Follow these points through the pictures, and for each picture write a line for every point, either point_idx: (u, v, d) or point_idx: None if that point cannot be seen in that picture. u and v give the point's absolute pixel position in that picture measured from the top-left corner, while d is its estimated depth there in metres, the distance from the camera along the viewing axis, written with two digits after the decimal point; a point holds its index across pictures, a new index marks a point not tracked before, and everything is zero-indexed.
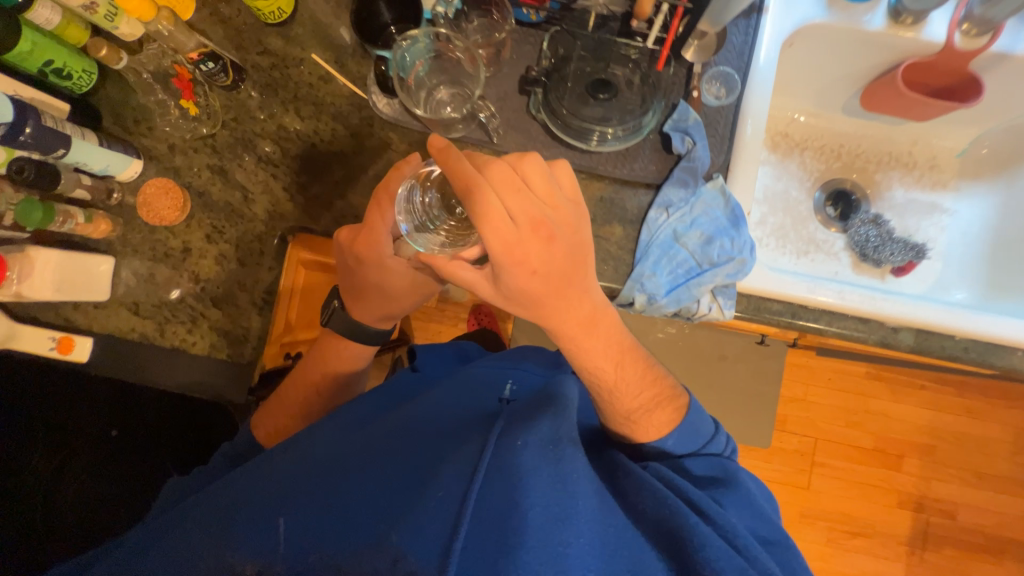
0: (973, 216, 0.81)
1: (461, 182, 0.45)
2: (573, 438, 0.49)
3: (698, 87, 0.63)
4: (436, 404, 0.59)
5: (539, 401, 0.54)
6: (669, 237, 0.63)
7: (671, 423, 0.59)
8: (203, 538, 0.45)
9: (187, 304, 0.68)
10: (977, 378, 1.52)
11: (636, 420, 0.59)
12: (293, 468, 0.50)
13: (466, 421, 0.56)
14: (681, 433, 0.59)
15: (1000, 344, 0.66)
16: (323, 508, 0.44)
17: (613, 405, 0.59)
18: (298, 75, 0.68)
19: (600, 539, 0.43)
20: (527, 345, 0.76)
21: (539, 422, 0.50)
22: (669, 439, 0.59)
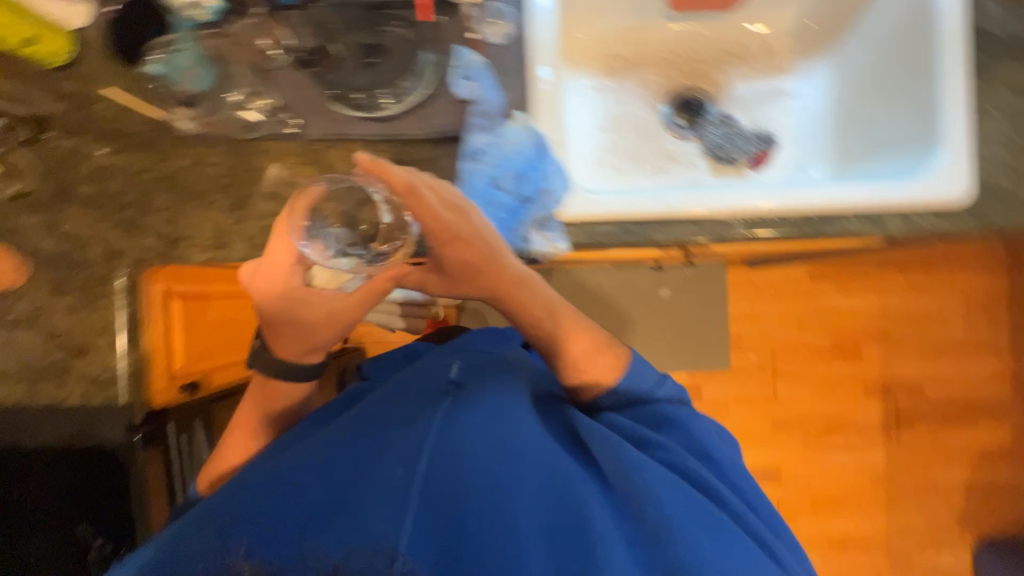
0: (813, 94, 0.81)
1: (399, 185, 0.54)
2: (517, 419, 0.56)
3: (475, 29, 0.64)
4: (388, 394, 0.63)
5: (485, 387, 0.60)
6: (485, 183, 0.63)
7: (617, 370, 0.66)
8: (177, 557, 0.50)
9: (51, 361, 0.68)
10: (914, 253, 1.53)
11: (584, 367, 0.66)
12: (261, 471, 0.56)
13: (416, 398, 0.61)
14: (631, 375, 0.66)
15: (830, 213, 0.64)
16: (285, 509, 0.50)
17: (567, 357, 0.66)
18: (101, 113, 0.69)
19: (542, 505, 0.51)
20: (473, 331, 0.83)
21: (483, 409, 0.57)
22: (620, 382, 0.65)
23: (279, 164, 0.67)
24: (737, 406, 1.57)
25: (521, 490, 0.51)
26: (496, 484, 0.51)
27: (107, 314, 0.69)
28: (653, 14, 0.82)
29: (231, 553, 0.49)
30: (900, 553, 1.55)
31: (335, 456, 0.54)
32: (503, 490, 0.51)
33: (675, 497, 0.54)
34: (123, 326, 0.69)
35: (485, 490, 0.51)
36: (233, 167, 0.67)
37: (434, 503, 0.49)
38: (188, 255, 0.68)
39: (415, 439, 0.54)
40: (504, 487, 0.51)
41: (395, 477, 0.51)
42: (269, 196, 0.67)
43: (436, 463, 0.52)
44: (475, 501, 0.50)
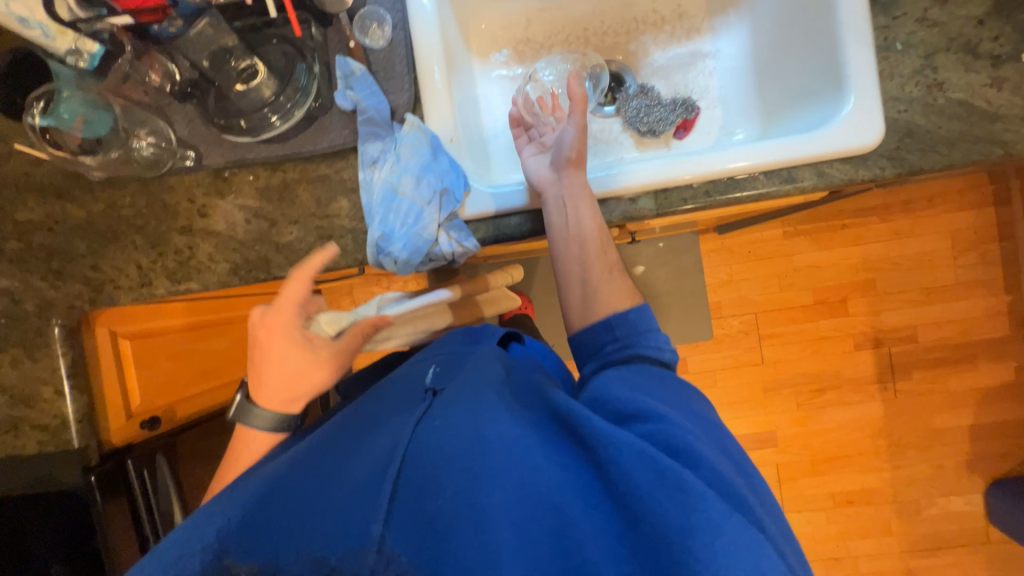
0: (734, 50, 0.78)
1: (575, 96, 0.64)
2: (490, 406, 0.51)
3: (354, 36, 0.63)
4: (366, 404, 0.61)
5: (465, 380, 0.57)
6: (386, 191, 0.62)
7: (633, 297, 0.62)
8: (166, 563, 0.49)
9: (2, 414, 0.71)
10: (891, 198, 1.47)
11: (605, 289, 0.62)
12: (237, 484, 0.53)
13: (399, 404, 0.59)
14: (636, 315, 0.60)
15: (739, 177, 0.62)
16: (254, 521, 0.48)
17: (595, 265, 0.62)
18: (12, 169, 0.70)
19: (517, 493, 0.45)
20: (451, 331, 0.79)
21: (456, 402, 0.53)
22: (631, 316, 0.60)
23: (190, 198, 0.68)
24: (724, 374, 1.55)
25: (495, 475, 0.45)
26: (464, 472, 0.46)
27: (49, 364, 0.71)
28: None
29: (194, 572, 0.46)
30: (909, 505, 1.52)
31: (308, 465, 0.52)
32: (478, 479, 0.45)
33: (665, 472, 0.43)
34: (65, 374, 0.71)
35: (456, 480, 0.46)
36: (145, 207, 0.68)
37: (409, 499, 0.46)
38: (116, 298, 0.69)
39: (389, 440, 0.51)
40: (472, 473, 0.46)
41: (365, 480, 0.48)
42: (182, 231, 0.68)
43: (410, 461, 0.48)
44: (440, 496, 0.45)
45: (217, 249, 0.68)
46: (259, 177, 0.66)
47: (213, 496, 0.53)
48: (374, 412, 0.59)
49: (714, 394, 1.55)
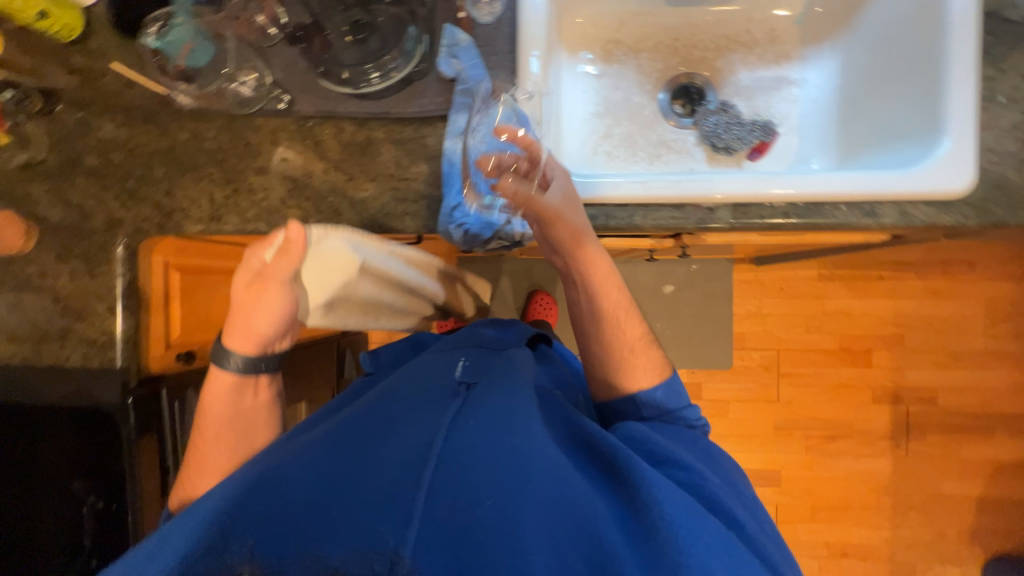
0: (821, 82, 0.78)
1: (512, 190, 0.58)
2: (528, 416, 0.54)
3: (465, 8, 0.64)
4: (390, 392, 0.61)
5: (497, 388, 0.58)
6: (469, 163, 0.63)
7: (661, 374, 0.65)
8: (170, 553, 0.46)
9: (55, 322, 0.72)
10: (934, 257, 1.47)
11: (630, 359, 0.65)
12: (259, 467, 0.53)
13: (425, 398, 0.58)
14: (665, 387, 0.64)
15: (820, 203, 0.62)
16: (282, 513, 0.48)
17: (619, 335, 0.66)
18: (105, 86, 0.71)
19: (556, 510, 0.47)
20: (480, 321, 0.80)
21: (491, 406, 0.55)
22: (658, 390, 0.64)
23: (273, 141, 0.68)
24: (737, 405, 1.53)
25: (533, 496, 0.47)
26: (503, 483, 0.48)
27: (106, 282, 0.72)
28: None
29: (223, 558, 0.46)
30: (903, 567, 1.50)
31: (334, 452, 0.52)
32: (516, 492, 0.47)
33: (696, 516, 0.48)
34: (120, 293, 0.72)
35: (494, 492, 0.47)
36: (227, 144, 0.69)
37: (441, 505, 0.46)
38: (183, 227, 0.70)
39: (424, 437, 0.51)
40: (512, 486, 0.47)
41: (397, 477, 0.48)
42: (259, 171, 0.69)
43: (445, 466, 0.48)
44: (479, 507, 0.46)
45: (289, 194, 0.68)
46: (344, 131, 0.67)
47: (232, 481, 0.52)
48: (397, 400, 0.59)
49: (725, 424, 1.54)
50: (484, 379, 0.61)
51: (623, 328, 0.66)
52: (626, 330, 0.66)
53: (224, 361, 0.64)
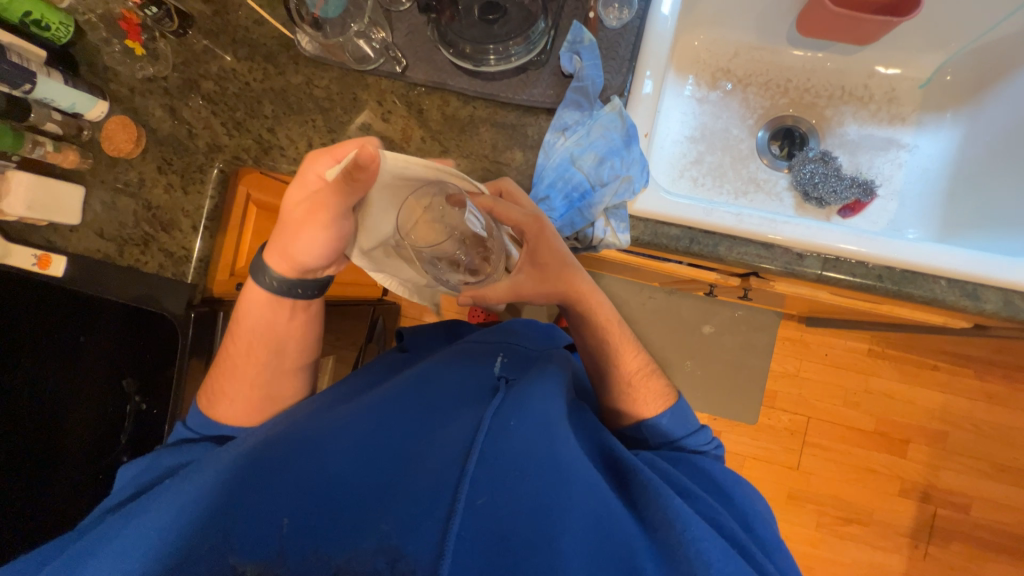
0: (934, 152, 0.75)
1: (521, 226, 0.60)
2: (566, 429, 0.54)
3: (596, 9, 0.64)
4: (426, 378, 0.62)
5: (536, 390, 0.58)
6: (565, 159, 0.63)
7: (664, 402, 0.65)
8: (211, 503, 0.47)
9: (142, 227, 0.76)
10: (998, 360, 1.39)
11: (635, 387, 0.65)
12: (298, 435, 0.53)
13: (464, 394, 0.59)
14: (673, 415, 0.63)
15: (917, 272, 0.60)
16: (318, 490, 0.47)
17: (613, 371, 0.66)
18: (236, 19, 0.75)
19: (590, 530, 0.47)
20: (519, 319, 0.78)
21: (532, 408, 0.54)
22: (663, 418, 0.63)
23: (379, 101, 0.70)
24: (753, 464, 1.47)
25: (571, 510, 0.47)
26: (542, 493, 0.47)
27: (196, 200, 0.76)
28: (777, 37, 0.78)
29: (235, 548, 0.44)
30: None
31: (376, 433, 0.52)
32: (554, 502, 0.47)
33: (724, 555, 0.47)
34: (206, 214, 0.76)
35: (536, 501, 0.47)
36: (337, 95, 0.71)
37: (480, 507, 0.45)
38: (277, 164, 0.73)
39: (464, 432, 0.51)
40: (550, 498, 0.47)
41: (438, 469, 0.48)
42: (361, 127, 0.70)
43: (486, 462, 0.48)
44: (517, 512, 0.46)
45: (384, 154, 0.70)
46: (449, 105, 0.68)
47: (274, 439, 0.54)
48: (435, 389, 0.60)
49: None
50: (522, 378, 0.61)
51: (618, 363, 0.66)
52: (617, 367, 0.66)
53: (260, 276, 0.65)
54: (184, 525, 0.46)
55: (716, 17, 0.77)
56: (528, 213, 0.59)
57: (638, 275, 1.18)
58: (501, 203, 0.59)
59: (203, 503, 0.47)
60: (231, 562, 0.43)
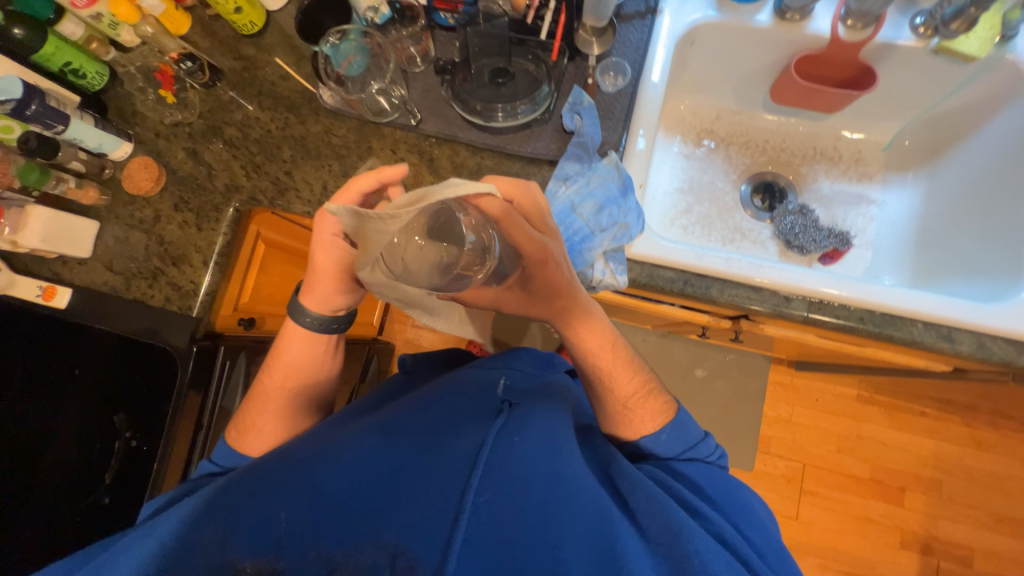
0: (901, 207, 0.82)
1: (530, 248, 0.55)
2: (568, 444, 0.56)
3: (593, 76, 0.72)
4: (433, 392, 0.64)
5: (539, 409, 0.61)
6: (566, 207, 0.68)
7: (663, 418, 0.64)
8: (225, 510, 0.50)
9: (152, 262, 0.78)
10: (980, 406, 1.42)
11: (631, 408, 0.64)
12: (306, 449, 0.55)
13: (470, 408, 0.61)
14: (673, 427, 0.63)
15: (897, 315, 0.63)
16: (326, 499, 0.49)
17: (607, 395, 0.65)
18: (264, 75, 0.81)
19: (590, 543, 0.48)
20: (522, 349, 0.77)
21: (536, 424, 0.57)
22: (664, 433, 0.62)
23: (393, 149, 0.75)
24: None
25: (571, 523, 0.48)
26: (544, 504, 0.49)
27: (209, 237, 0.78)
28: (754, 104, 0.87)
29: (237, 548, 0.47)
30: None
31: (383, 444, 0.55)
32: (554, 515, 0.48)
33: (727, 567, 0.47)
34: (218, 250, 0.78)
35: (537, 512, 0.48)
36: (353, 143, 0.76)
37: (483, 516, 0.47)
38: (292, 205, 0.76)
39: (470, 445, 0.54)
40: (551, 511, 0.49)
41: (444, 481, 0.50)
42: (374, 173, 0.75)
43: (490, 474, 0.50)
44: (519, 523, 0.47)
45: None
46: (458, 155, 0.74)
47: (285, 452, 0.56)
48: (441, 402, 0.62)
49: None
50: (527, 400, 0.63)
51: (613, 388, 0.65)
52: (611, 390, 0.65)
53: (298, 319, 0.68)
54: (196, 534, 0.48)
55: (699, 86, 0.86)
56: (534, 235, 0.55)
57: (632, 317, 1.21)
58: (511, 214, 0.54)
59: (214, 514, 0.49)
60: (235, 561, 0.46)
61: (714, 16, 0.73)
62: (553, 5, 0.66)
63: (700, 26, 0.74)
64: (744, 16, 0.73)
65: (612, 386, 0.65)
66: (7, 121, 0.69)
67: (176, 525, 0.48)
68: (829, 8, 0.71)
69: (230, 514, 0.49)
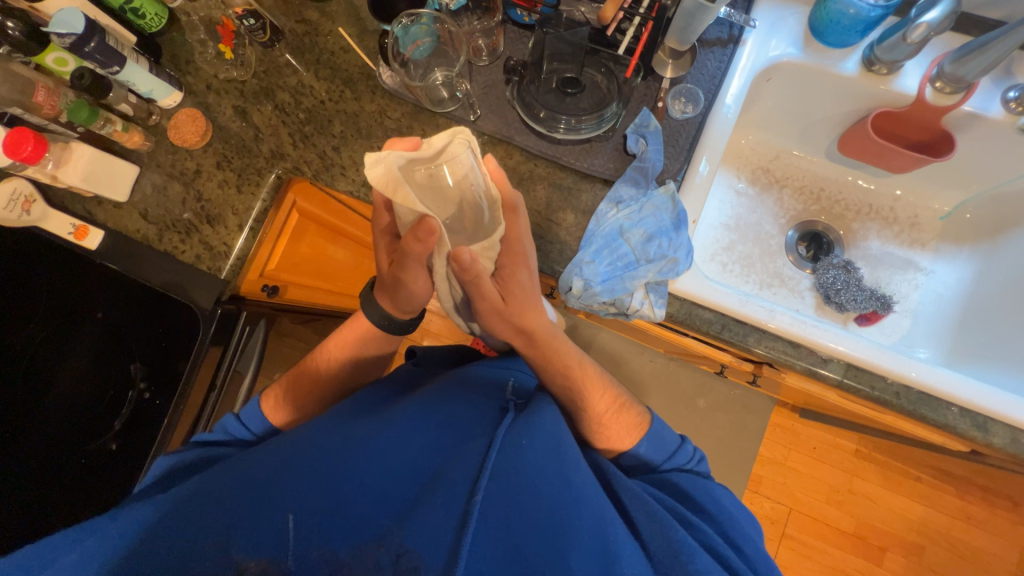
0: (949, 279, 0.80)
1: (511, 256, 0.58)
2: (573, 448, 0.55)
3: (664, 99, 0.70)
4: (436, 391, 0.64)
5: (537, 407, 0.60)
6: (614, 231, 0.66)
7: (638, 432, 0.64)
8: (236, 496, 0.49)
9: (188, 217, 0.76)
10: (979, 482, 1.41)
11: (607, 424, 0.64)
12: (315, 440, 0.55)
13: (475, 409, 0.61)
14: (650, 440, 0.63)
15: (934, 396, 0.62)
16: (333, 498, 0.48)
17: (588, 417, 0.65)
18: (324, 44, 0.79)
19: (601, 549, 0.47)
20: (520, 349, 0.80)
21: (541, 424, 0.56)
22: (641, 447, 0.63)
23: None
24: None
25: (580, 529, 0.48)
26: (554, 510, 0.49)
27: (247, 200, 0.77)
28: (817, 150, 0.84)
29: (239, 546, 0.45)
30: None
31: (393, 441, 0.54)
32: (563, 522, 0.48)
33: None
34: (255, 215, 0.77)
35: (545, 520, 0.48)
36: (406, 128, 0.74)
37: (490, 521, 0.47)
38: (335, 182, 0.74)
39: (476, 447, 0.53)
40: (562, 515, 0.48)
41: (451, 482, 0.49)
42: None
43: (498, 476, 0.50)
44: (526, 529, 0.47)
45: None
46: (512, 158, 0.71)
47: (294, 441, 0.56)
48: (446, 403, 0.61)
49: None
50: (530, 401, 0.63)
51: (586, 406, 0.65)
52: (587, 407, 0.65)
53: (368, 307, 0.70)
54: (201, 530, 0.47)
55: (765, 124, 0.83)
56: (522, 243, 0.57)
57: (647, 340, 1.19)
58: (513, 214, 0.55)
59: (223, 502, 0.49)
60: (234, 560, 0.45)
61: (797, 55, 0.71)
62: (637, 21, 0.65)
63: (782, 63, 0.71)
64: (830, 60, 0.70)
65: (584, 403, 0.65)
66: (61, 53, 0.68)
67: (185, 509, 0.49)
68: (919, 66, 0.69)
69: (237, 498, 0.49)
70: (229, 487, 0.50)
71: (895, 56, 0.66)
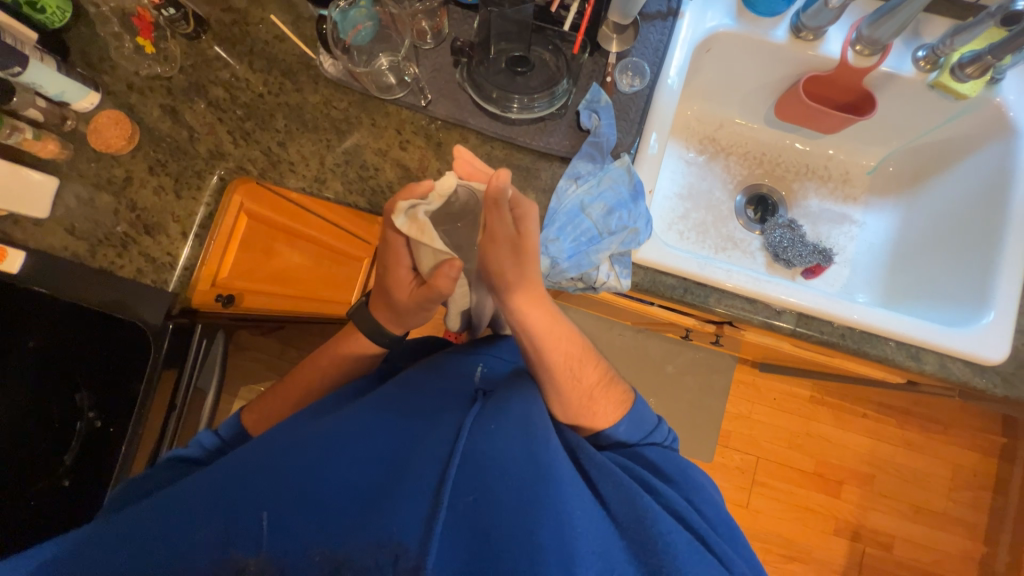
0: (879, 228, 0.87)
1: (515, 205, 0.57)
2: (544, 426, 0.56)
3: (612, 74, 0.71)
4: (404, 383, 0.63)
5: (506, 393, 0.61)
6: (576, 207, 0.67)
7: (623, 408, 0.65)
8: (207, 502, 0.47)
9: (122, 230, 0.71)
10: (915, 411, 1.57)
11: (596, 399, 0.65)
12: (283, 441, 0.53)
13: (446, 397, 0.61)
14: (629, 420, 0.64)
15: (873, 333, 0.68)
16: (307, 495, 0.48)
17: (579, 407, 0.64)
18: (256, 33, 0.74)
19: (573, 521, 0.48)
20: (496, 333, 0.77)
21: (512, 408, 0.58)
22: (620, 427, 0.64)
23: (398, 129, 0.71)
24: None
25: (550, 500, 0.48)
26: (525, 487, 0.49)
27: (188, 206, 0.72)
28: (756, 117, 0.89)
29: (235, 548, 0.45)
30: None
31: (365, 436, 0.53)
32: (533, 497, 0.48)
33: (689, 548, 0.48)
34: (198, 221, 0.72)
35: (517, 496, 0.48)
36: (355, 118, 0.71)
37: (461, 505, 0.47)
38: (285, 180, 0.71)
39: (447, 434, 0.54)
40: (533, 492, 0.49)
41: (422, 470, 0.50)
42: (376, 152, 0.70)
43: (468, 460, 0.50)
44: (497, 511, 0.47)
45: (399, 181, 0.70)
46: (468, 142, 0.71)
47: (262, 440, 0.55)
48: (416, 396, 0.61)
49: None
50: (500, 388, 0.64)
51: (577, 379, 0.64)
52: (577, 382, 0.64)
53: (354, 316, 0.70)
54: (175, 542, 0.45)
55: (707, 94, 0.86)
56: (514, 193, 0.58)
57: (615, 314, 1.23)
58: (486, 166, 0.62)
59: (191, 510, 0.47)
60: (229, 558, 0.45)
61: (732, 24, 0.74)
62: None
63: (718, 34, 0.74)
64: (761, 29, 0.74)
65: (576, 378, 0.64)
66: None
67: (148, 528, 0.46)
68: (840, 31, 0.74)
69: (206, 507, 0.47)
70: (202, 490, 0.49)
71: (820, 22, 0.70)
